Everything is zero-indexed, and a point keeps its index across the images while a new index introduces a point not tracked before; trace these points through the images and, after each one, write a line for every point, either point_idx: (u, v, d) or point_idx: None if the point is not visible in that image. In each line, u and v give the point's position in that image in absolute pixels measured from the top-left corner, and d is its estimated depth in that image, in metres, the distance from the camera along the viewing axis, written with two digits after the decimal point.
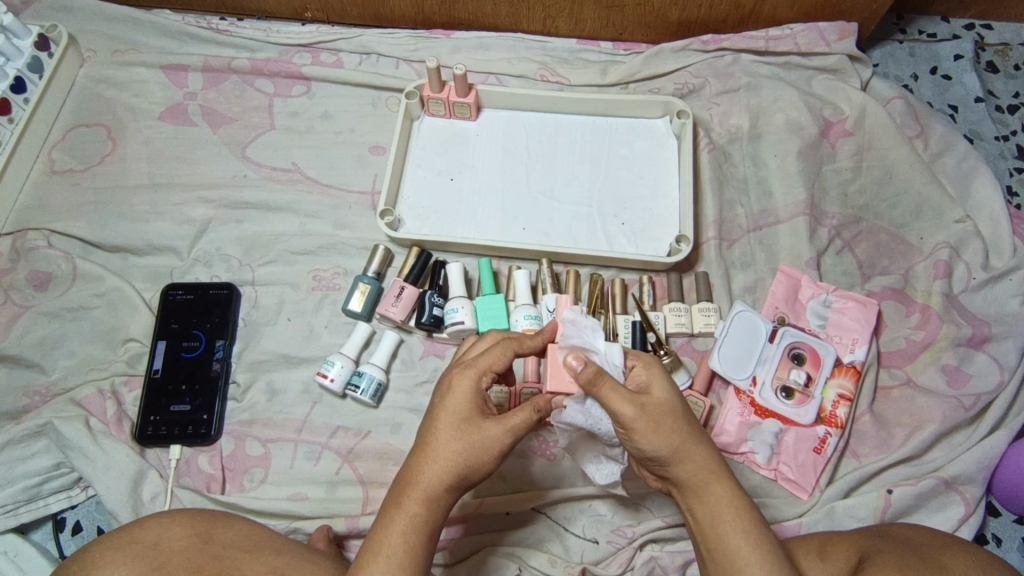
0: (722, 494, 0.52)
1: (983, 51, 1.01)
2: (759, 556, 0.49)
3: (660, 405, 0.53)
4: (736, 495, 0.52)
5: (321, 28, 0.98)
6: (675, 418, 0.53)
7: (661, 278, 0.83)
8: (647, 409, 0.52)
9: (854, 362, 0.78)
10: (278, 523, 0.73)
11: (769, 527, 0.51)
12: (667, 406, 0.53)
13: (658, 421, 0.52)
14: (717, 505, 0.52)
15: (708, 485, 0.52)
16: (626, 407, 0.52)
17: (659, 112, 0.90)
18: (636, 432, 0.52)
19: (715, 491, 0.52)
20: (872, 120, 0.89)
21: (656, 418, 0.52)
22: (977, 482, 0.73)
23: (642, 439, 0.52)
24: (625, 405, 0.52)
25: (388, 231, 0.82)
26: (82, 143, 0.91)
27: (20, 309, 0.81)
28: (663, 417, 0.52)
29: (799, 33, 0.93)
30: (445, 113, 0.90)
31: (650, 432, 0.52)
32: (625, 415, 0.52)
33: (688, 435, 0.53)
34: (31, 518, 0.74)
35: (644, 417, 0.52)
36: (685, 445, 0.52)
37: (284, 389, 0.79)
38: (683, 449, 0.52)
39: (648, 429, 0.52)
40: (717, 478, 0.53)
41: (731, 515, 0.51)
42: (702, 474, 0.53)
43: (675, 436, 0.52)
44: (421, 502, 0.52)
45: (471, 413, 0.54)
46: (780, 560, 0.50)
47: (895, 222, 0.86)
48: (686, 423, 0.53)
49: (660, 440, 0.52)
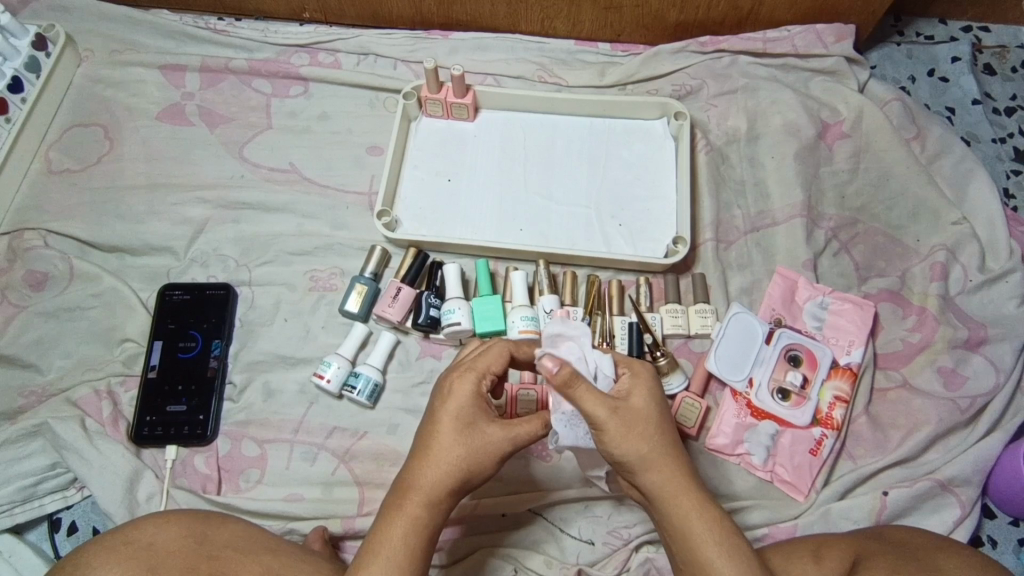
0: (691, 504, 0.52)
1: (981, 53, 1.01)
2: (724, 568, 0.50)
3: (634, 412, 0.53)
4: (705, 507, 0.52)
5: (319, 28, 0.98)
6: (647, 426, 0.53)
7: (658, 280, 0.83)
8: (621, 413, 0.52)
9: (850, 364, 0.79)
10: (274, 524, 0.73)
11: (738, 536, 0.52)
12: (641, 413, 0.53)
13: (630, 427, 0.52)
14: (686, 516, 0.52)
15: (676, 495, 0.52)
16: (600, 411, 0.51)
17: (657, 113, 0.90)
18: (608, 436, 0.52)
19: (683, 501, 0.52)
20: (870, 122, 0.89)
21: (628, 423, 0.52)
22: (972, 484, 0.73)
23: (613, 444, 0.52)
24: (598, 408, 0.51)
25: (386, 232, 0.81)
26: (80, 144, 0.91)
27: (17, 309, 0.81)
28: (635, 423, 0.52)
29: (797, 35, 0.93)
30: (443, 113, 0.90)
31: (621, 438, 0.52)
32: (599, 417, 0.51)
33: (658, 443, 0.53)
34: (26, 518, 0.74)
35: (616, 421, 0.52)
36: (653, 454, 0.53)
37: (281, 390, 0.79)
38: (653, 458, 0.53)
39: (619, 433, 0.52)
40: (685, 487, 0.53)
41: (699, 525, 0.51)
42: (671, 484, 0.53)
43: (645, 443, 0.52)
44: (423, 505, 0.52)
45: (473, 416, 0.54)
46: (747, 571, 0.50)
47: (892, 224, 0.86)
48: (658, 430, 0.53)
49: (630, 445, 0.52)
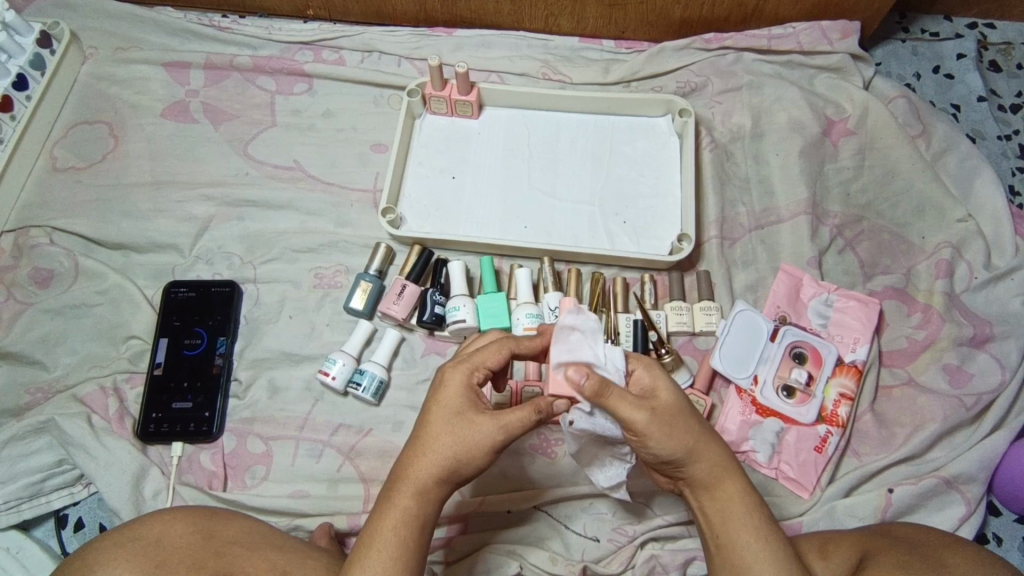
0: (735, 491, 0.53)
1: (986, 50, 1.01)
2: (768, 554, 0.50)
3: (671, 407, 0.52)
4: (747, 493, 0.53)
5: (323, 26, 0.98)
6: (688, 420, 0.53)
7: (662, 278, 0.84)
8: (659, 413, 0.51)
9: (855, 361, 0.78)
10: (280, 521, 0.73)
11: (777, 524, 0.53)
12: (680, 409, 0.53)
13: (672, 424, 0.52)
14: (731, 503, 0.53)
15: (719, 482, 0.53)
16: (638, 415, 0.51)
17: (661, 110, 0.90)
18: (651, 437, 0.51)
19: (725, 488, 0.53)
20: (875, 119, 0.89)
21: (669, 419, 0.52)
22: (978, 481, 0.73)
23: (656, 442, 0.51)
24: (636, 412, 0.50)
25: (389, 229, 0.82)
26: (85, 141, 0.91)
27: (23, 306, 0.82)
28: (675, 418, 0.52)
29: (802, 31, 0.93)
30: (447, 110, 0.90)
31: (665, 436, 0.51)
32: (639, 421, 0.51)
33: (700, 435, 0.53)
34: (33, 515, 0.74)
35: (657, 421, 0.51)
36: (698, 446, 0.53)
37: (286, 387, 0.79)
38: (698, 450, 0.53)
39: (662, 433, 0.51)
40: (728, 474, 0.53)
41: (741, 511, 0.52)
42: (716, 472, 0.53)
43: (689, 436, 0.52)
44: (413, 496, 0.52)
45: (463, 407, 0.54)
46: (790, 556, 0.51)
47: (897, 221, 0.86)
48: (697, 423, 0.53)
49: (676, 441, 0.52)
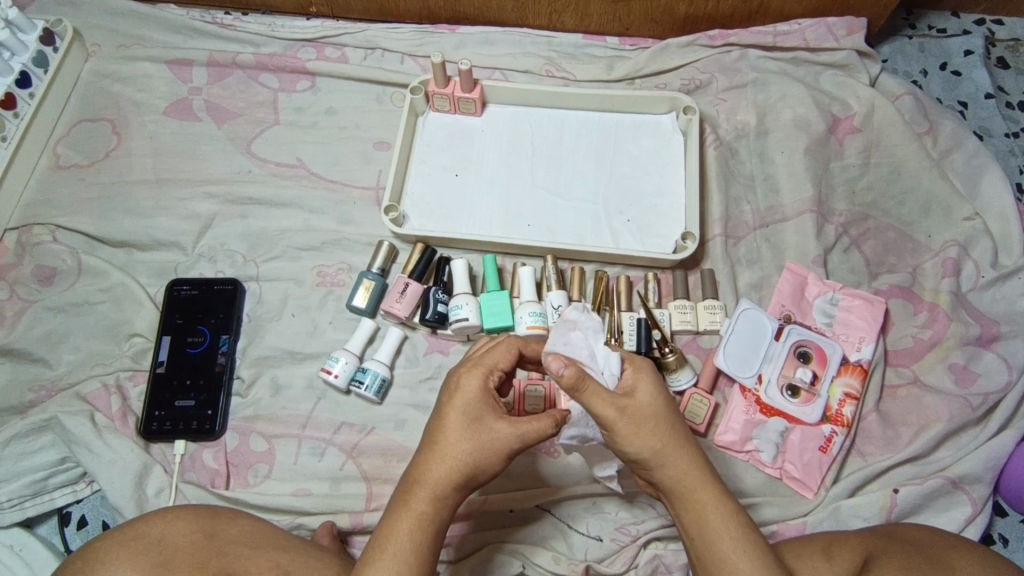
0: (708, 498, 0.52)
1: (994, 47, 1.00)
2: (745, 561, 0.50)
3: (643, 409, 0.53)
4: (722, 500, 0.52)
5: (326, 22, 0.98)
6: (658, 421, 0.52)
7: (667, 276, 0.83)
8: (628, 412, 0.52)
9: (861, 361, 0.78)
10: (283, 519, 0.73)
11: (757, 531, 0.52)
12: (651, 410, 0.53)
13: (641, 425, 0.52)
14: (703, 509, 0.51)
15: (692, 489, 0.52)
16: (608, 410, 0.52)
17: (666, 108, 0.89)
18: (618, 434, 0.52)
19: (699, 495, 0.52)
20: (881, 116, 0.88)
21: (638, 420, 0.52)
22: (984, 482, 0.72)
23: (624, 441, 0.52)
24: (607, 407, 0.52)
25: (393, 227, 0.82)
26: (88, 139, 0.91)
27: (26, 304, 0.82)
28: (646, 420, 0.52)
29: (808, 28, 0.92)
30: (450, 108, 0.90)
31: (632, 435, 0.52)
32: (608, 417, 0.52)
33: (670, 439, 0.52)
34: (36, 513, 0.74)
35: (626, 420, 0.52)
36: (667, 449, 0.52)
37: (288, 385, 0.79)
38: (668, 454, 0.52)
39: (629, 431, 0.52)
40: (701, 481, 0.52)
41: (716, 518, 0.51)
42: (687, 479, 0.52)
43: (658, 439, 0.52)
44: (429, 501, 0.52)
45: (482, 413, 0.54)
46: (766, 562, 0.50)
47: (904, 219, 0.85)
48: (668, 426, 0.53)
49: (643, 442, 0.52)
